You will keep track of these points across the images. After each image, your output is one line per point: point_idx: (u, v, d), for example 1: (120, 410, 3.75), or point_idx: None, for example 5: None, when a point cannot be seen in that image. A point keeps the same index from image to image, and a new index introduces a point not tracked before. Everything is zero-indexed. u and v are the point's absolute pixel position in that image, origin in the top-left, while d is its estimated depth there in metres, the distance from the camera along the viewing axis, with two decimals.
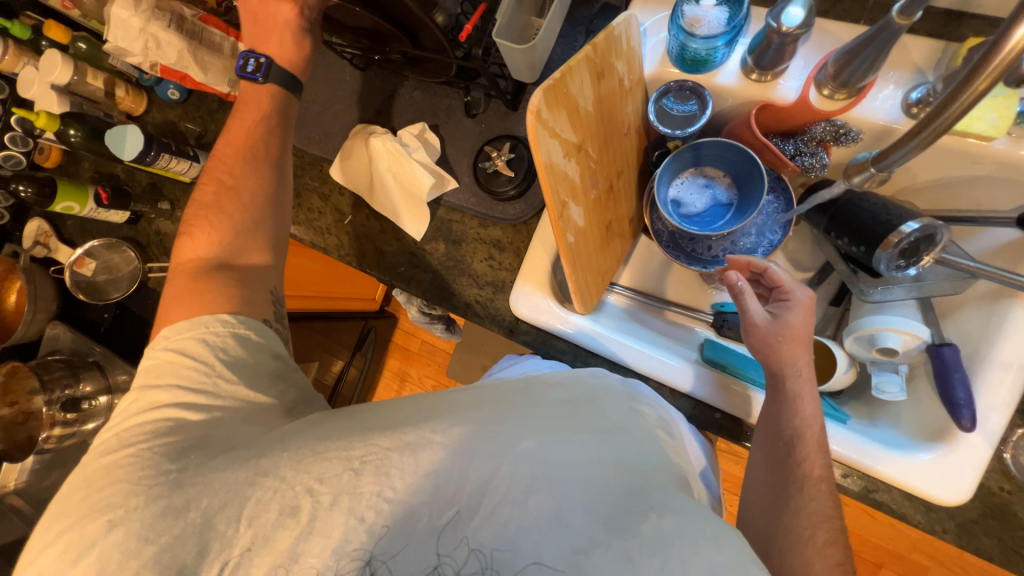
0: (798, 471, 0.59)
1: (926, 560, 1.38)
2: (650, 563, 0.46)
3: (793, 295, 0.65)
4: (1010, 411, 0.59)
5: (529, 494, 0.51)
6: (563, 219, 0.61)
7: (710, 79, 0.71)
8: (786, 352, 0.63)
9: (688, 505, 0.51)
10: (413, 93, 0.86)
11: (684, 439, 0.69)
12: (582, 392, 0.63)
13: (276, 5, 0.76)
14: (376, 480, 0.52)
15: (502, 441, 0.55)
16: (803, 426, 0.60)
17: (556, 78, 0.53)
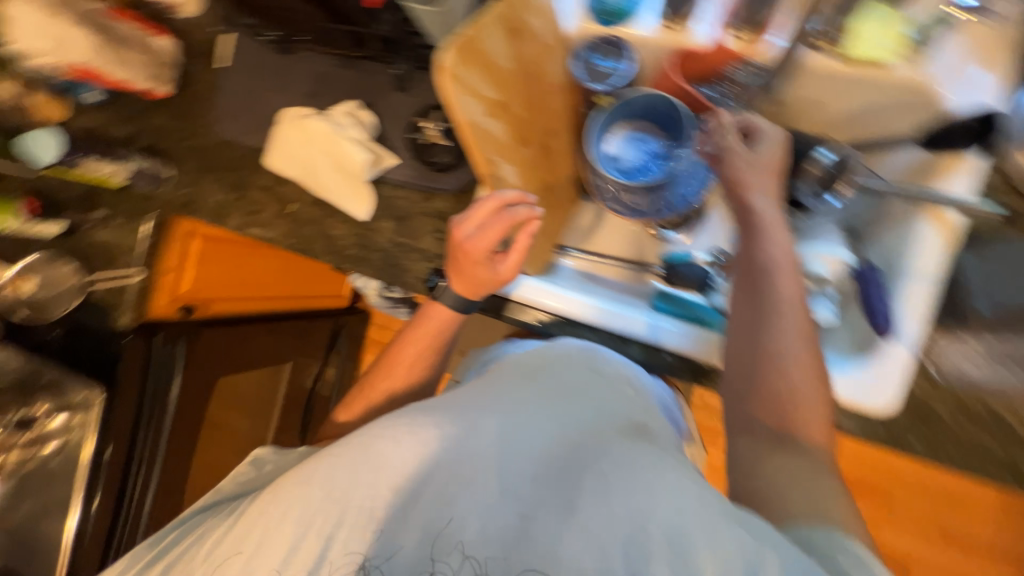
0: (771, 297, 0.61)
1: (891, 482, 1.47)
2: (592, 509, 0.49)
3: (765, 132, 0.68)
4: (926, 320, 0.62)
5: (476, 469, 0.53)
6: (492, 179, 0.65)
7: (629, 31, 0.73)
8: (754, 178, 0.65)
9: (630, 450, 0.54)
10: (344, 72, 0.85)
11: (641, 385, 0.74)
12: (534, 370, 0.67)
13: (481, 244, 0.66)
14: (323, 487, 0.52)
15: (454, 420, 0.56)
16: (776, 249, 0.63)
17: (467, 35, 0.55)
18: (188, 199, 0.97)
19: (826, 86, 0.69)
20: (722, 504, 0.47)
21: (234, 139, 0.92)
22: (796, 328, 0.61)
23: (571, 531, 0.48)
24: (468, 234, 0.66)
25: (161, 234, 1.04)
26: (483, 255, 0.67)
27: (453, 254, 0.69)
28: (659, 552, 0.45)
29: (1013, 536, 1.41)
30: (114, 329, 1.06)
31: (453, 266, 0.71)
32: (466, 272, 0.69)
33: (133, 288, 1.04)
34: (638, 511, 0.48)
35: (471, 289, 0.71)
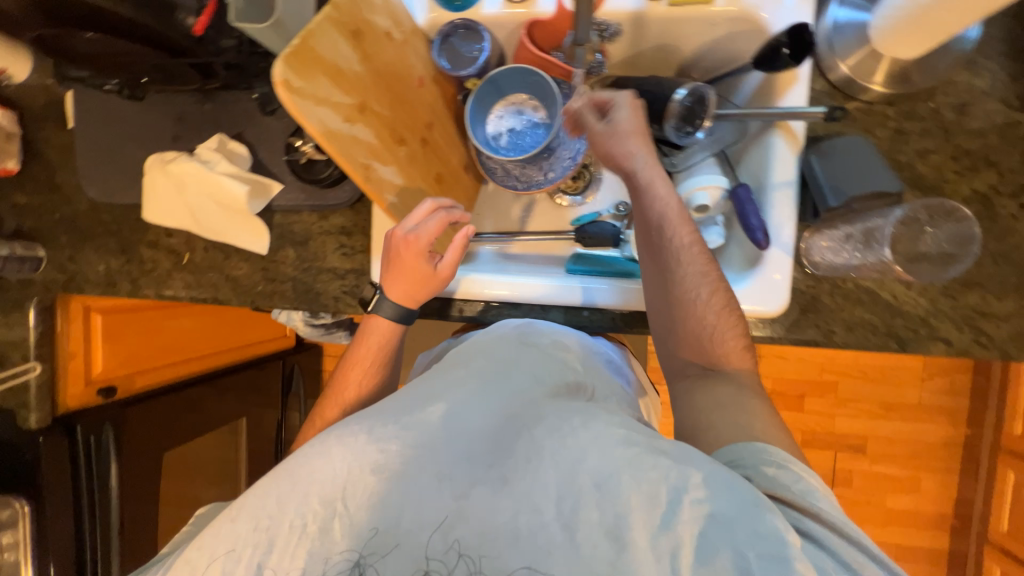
0: (670, 251, 0.67)
1: (833, 375, 1.61)
2: (525, 473, 0.51)
3: (619, 100, 0.71)
4: (795, 222, 0.68)
5: (409, 462, 0.52)
6: (372, 182, 0.64)
7: (478, 12, 0.75)
8: (624, 144, 0.69)
9: (558, 411, 0.57)
10: (203, 107, 0.81)
11: (582, 348, 0.76)
12: (465, 357, 0.68)
13: (418, 244, 0.68)
14: (251, 519, 0.52)
15: (384, 421, 0.56)
16: (662, 205, 0.68)
17: (295, 45, 0.53)
18: (70, 275, 0.90)
19: (669, 29, 0.74)
20: (645, 442, 0.51)
21: (104, 201, 0.86)
22: (697, 275, 0.66)
23: (506, 499, 0.50)
24: (420, 233, 0.67)
25: (48, 320, 0.95)
26: (428, 257, 0.69)
27: (391, 255, 0.69)
28: (588, 497, 0.48)
29: (940, 391, 1.58)
30: (23, 431, 0.95)
31: (391, 272, 0.70)
32: (406, 275, 0.69)
33: (34, 388, 0.95)
34: (567, 467, 0.50)
35: (411, 295, 0.71)
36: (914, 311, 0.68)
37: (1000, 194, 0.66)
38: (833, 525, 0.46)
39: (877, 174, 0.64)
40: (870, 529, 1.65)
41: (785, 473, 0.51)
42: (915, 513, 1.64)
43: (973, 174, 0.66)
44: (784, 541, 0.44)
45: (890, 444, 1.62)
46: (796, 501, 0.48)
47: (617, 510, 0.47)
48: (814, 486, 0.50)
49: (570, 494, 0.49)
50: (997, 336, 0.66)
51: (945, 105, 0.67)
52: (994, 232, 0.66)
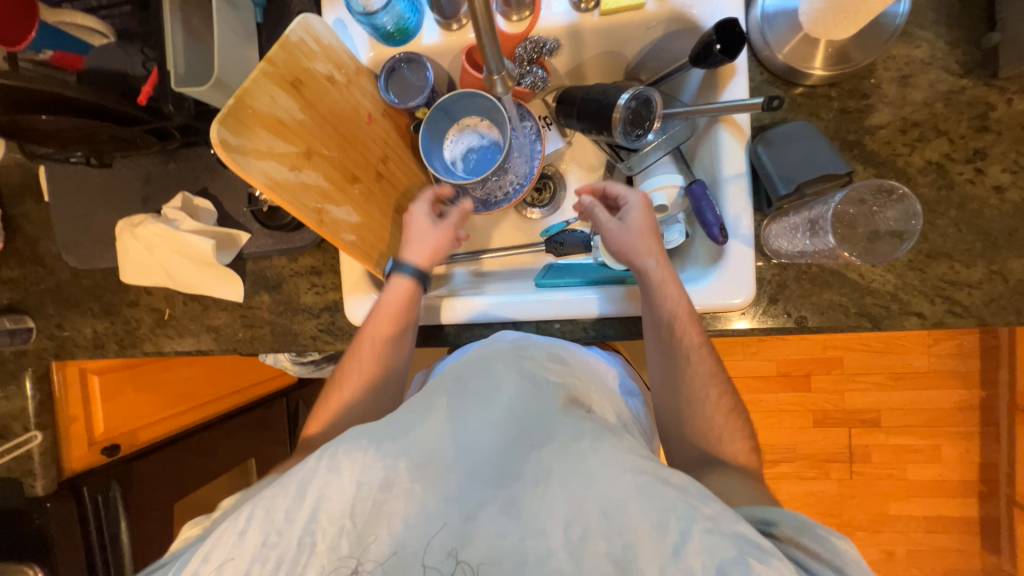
0: (680, 351, 0.68)
1: (839, 351, 1.57)
2: (534, 497, 0.49)
3: (630, 198, 0.73)
4: (751, 213, 0.68)
5: (416, 482, 0.51)
6: (328, 224, 0.67)
7: (418, 44, 0.76)
8: (639, 247, 0.70)
9: (565, 424, 0.54)
10: (167, 167, 0.83)
11: (577, 354, 0.74)
12: (471, 366, 0.63)
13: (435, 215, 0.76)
14: (261, 530, 0.49)
15: (390, 438, 0.53)
16: (674, 305, 0.67)
17: (231, 105, 0.56)
18: (60, 342, 0.92)
19: (608, 37, 0.75)
20: (653, 469, 0.49)
21: (82, 267, 0.88)
22: (704, 376, 0.68)
23: (514, 525, 0.48)
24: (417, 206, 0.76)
25: (45, 388, 0.97)
26: (428, 213, 0.76)
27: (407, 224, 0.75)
28: (595, 525, 0.47)
29: (948, 354, 1.53)
30: (32, 498, 0.97)
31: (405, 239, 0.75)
32: (418, 237, 0.74)
33: (38, 453, 0.96)
34: (576, 492, 0.48)
35: (434, 253, 0.74)
36: (883, 287, 0.67)
37: (955, 162, 0.65)
38: None
39: (825, 154, 0.64)
40: (895, 504, 1.59)
41: (802, 525, 0.50)
42: (942, 483, 1.58)
43: (924, 145, 0.66)
44: None
45: (904, 413, 1.57)
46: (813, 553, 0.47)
47: (625, 538, 0.46)
48: (842, 548, 0.48)
49: (577, 521, 0.47)
50: (971, 304, 0.65)
51: (887, 79, 0.67)
52: (953, 200, 0.65)
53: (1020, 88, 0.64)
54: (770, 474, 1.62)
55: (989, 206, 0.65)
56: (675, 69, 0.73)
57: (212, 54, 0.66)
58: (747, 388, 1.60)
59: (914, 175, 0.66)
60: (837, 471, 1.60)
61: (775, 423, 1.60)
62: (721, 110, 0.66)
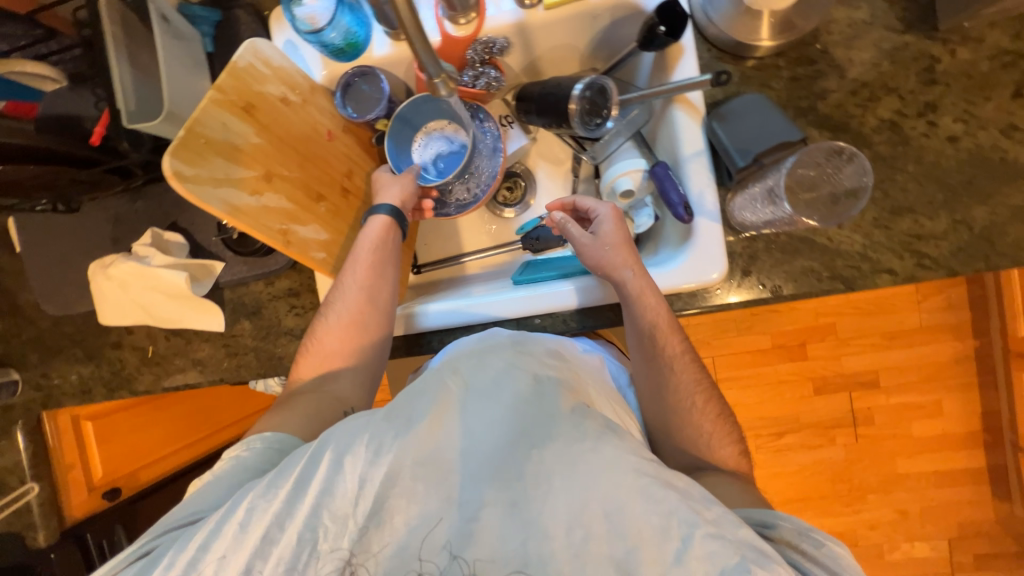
0: (663, 357, 0.70)
1: (831, 317, 1.58)
2: (536, 499, 0.49)
3: (600, 211, 0.73)
4: (715, 188, 0.69)
5: (416, 483, 0.50)
6: (295, 245, 0.68)
7: (370, 57, 0.77)
8: (614, 261, 0.69)
9: (568, 420, 0.52)
10: (135, 205, 0.83)
11: (577, 355, 0.69)
12: (465, 356, 0.58)
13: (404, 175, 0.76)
14: (266, 518, 0.49)
15: (390, 438, 0.51)
16: (654, 316, 0.67)
17: (181, 137, 0.57)
18: (45, 393, 0.91)
19: (558, 30, 0.76)
20: (656, 472, 0.48)
21: (61, 314, 0.88)
22: (688, 382, 0.70)
23: (517, 528, 0.48)
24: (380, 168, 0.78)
25: (38, 439, 0.95)
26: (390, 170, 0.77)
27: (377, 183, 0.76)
28: (597, 529, 0.46)
29: (939, 309, 1.54)
30: (35, 550, 0.96)
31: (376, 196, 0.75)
32: (388, 186, 0.75)
33: (37, 505, 0.96)
34: (579, 495, 0.48)
35: (408, 191, 0.75)
36: (852, 249, 0.68)
37: (907, 117, 0.66)
38: None
39: (779, 123, 0.65)
40: (904, 463, 1.59)
41: (802, 528, 0.52)
42: (947, 436, 1.58)
43: (875, 104, 0.67)
44: None
45: (902, 372, 1.58)
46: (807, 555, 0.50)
47: (626, 543, 0.46)
48: (838, 552, 0.50)
49: (580, 524, 0.47)
50: (940, 256, 0.66)
51: (833, 43, 0.68)
52: (910, 154, 0.66)
53: (962, 39, 0.66)
54: (777, 447, 1.61)
55: (946, 156, 0.66)
56: (626, 54, 0.74)
57: (162, 87, 0.67)
58: (745, 363, 1.61)
59: (869, 134, 0.67)
60: (842, 436, 1.60)
61: (776, 395, 1.61)
62: (673, 90, 0.67)
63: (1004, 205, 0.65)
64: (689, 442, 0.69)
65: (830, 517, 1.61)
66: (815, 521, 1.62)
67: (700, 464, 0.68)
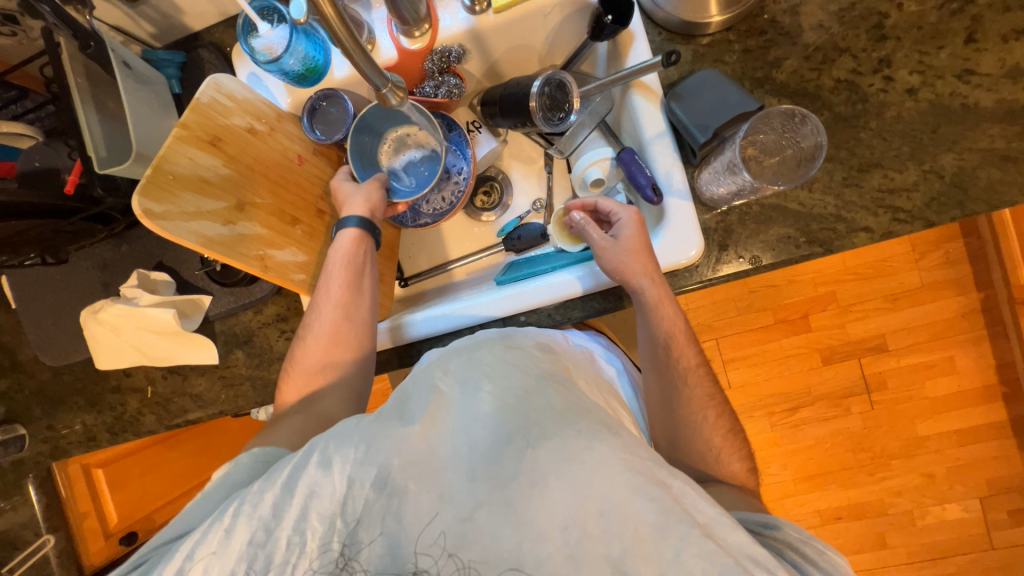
0: (675, 365, 0.69)
1: (829, 286, 1.57)
2: (530, 498, 0.47)
3: (621, 214, 0.71)
4: (681, 167, 0.69)
5: (410, 483, 0.50)
6: (273, 269, 0.70)
7: (332, 79, 0.78)
8: (634, 268, 0.66)
9: (562, 418, 0.51)
10: (121, 249, 0.85)
11: (569, 349, 0.69)
12: (459, 356, 0.58)
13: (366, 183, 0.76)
14: (253, 523, 0.50)
15: (382, 439, 0.51)
16: (671, 326, 0.68)
17: (149, 175, 0.58)
18: (52, 444, 0.92)
19: (512, 32, 0.77)
20: (649, 472, 0.46)
21: (60, 364, 0.89)
22: (701, 397, 0.68)
23: (510, 527, 0.46)
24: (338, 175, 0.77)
25: (50, 490, 0.96)
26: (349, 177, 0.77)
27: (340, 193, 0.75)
28: (594, 527, 0.45)
29: (937, 265, 1.53)
30: None
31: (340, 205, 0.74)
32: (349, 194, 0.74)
33: (54, 555, 0.97)
34: (573, 494, 0.46)
35: (374, 198, 0.74)
36: (825, 211, 0.67)
37: (863, 75, 0.67)
38: None
39: (735, 96, 0.65)
40: (923, 425, 1.56)
41: (800, 533, 0.51)
42: (963, 393, 1.55)
43: (830, 66, 0.67)
44: None
45: (909, 333, 1.56)
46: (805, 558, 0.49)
47: (622, 542, 0.44)
48: (836, 563, 0.50)
49: (575, 524, 0.45)
50: (914, 208, 0.66)
51: (780, 12, 0.68)
52: (871, 110, 0.67)
53: None
54: (792, 423, 1.59)
55: (907, 109, 0.66)
56: (581, 47, 0.75)
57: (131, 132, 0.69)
58: (749, 342, 1.59)
59: (828, 97, 0.67)
60: (857, 405, 1.58)
61: (784, 370, 1.59)
62: (628, 76, 0.67)
63: (972, 150, 0.64)
64: (686, 422, 0.68)
65: (855, 489, 1.58)
66: (841, 494, 1.58)
67: (699, 443, 0.67)
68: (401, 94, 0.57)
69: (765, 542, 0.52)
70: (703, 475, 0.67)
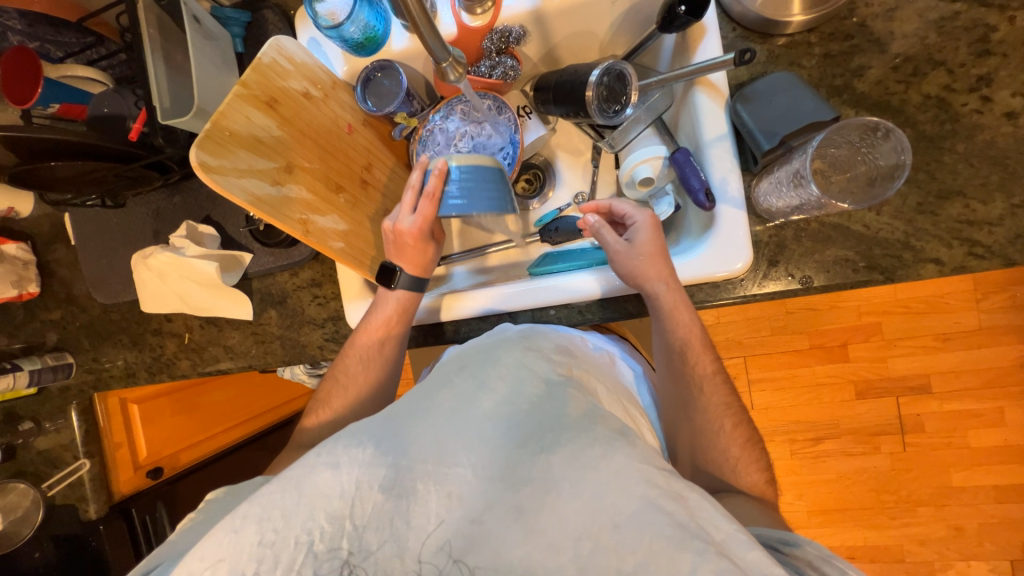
0: (691, 376, 0.68)
1: (876, 316, 1.48)
2: (542, 506, 0.45)
3: (637, 218, 0.69)
4: (739, 173, 0.65)
5: (418, 481, 0.47)
6: (314, 234, 0.70)
7: (389, 52, 0.78)
8: (649, 272, 0.65)
9: (577, 424, 0.50)
10: (174, 200, 0.88)
11: (587, 352, 0.67)
12: (475, 356, 0.59)
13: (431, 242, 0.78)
14: (258, 525, 0.45)
15: (391, 435, 0.50)
16: (686, 333, 0.66)
17: (207, 129, 0.59)
18: (96, 375, 0.98)
19: (575, 17, 0.75)
20: (665, 482, 0.45)
21: (110, 302, 0.94)
22: (718, 405, 0.67)
23: (521, 535, 0.44)
24: (403, 222, 0.72)
25: (89, 418, 1.03)
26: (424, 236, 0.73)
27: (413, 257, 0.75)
28: (607, 541, 0.42)
29: (1002, 308, 1.42)
30: (87, 521, 1.03)
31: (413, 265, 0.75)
32: (419, 256, 0.75)
33: (89, 480, 1.02)
34: (585, 504, 0.44)
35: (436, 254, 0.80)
36: (892, 237, 0.63)
37: (958, 93, 0.61)
38: None
39: (808, 103, 0.61)
40: (959, 475, 1.46)
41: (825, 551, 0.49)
42: (1008, 448, 1.45)
43: (920, 79, 0.62)
44: None
45: (957, 377, 1.46)
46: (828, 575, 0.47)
47: (636, 557, 0.41)
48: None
49: (588, 536, 0.43)
50: (994, 244, 0.60)
51: (871, 16, 0.63)
52: (960, 132, 0.61)
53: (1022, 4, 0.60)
54: (815, 453, 1.53)
55: (1003, 134, 0.60)
56: (646, 37, 0.72)
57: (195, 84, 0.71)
58: (781, 365, 1.53)
59: (913, 113, 0.62)
60: (888, 444, 1.50)
61: (814, 399, 1.52)
62: (694, 72, 0.64)
63: None
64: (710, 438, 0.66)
65: (873, 530, 1.51)
66: (858, 534, 1.51)
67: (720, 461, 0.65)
68: (459, 71, 0.56)
69: (785, 559, 0.49)
70: (718, 493, 0.65)
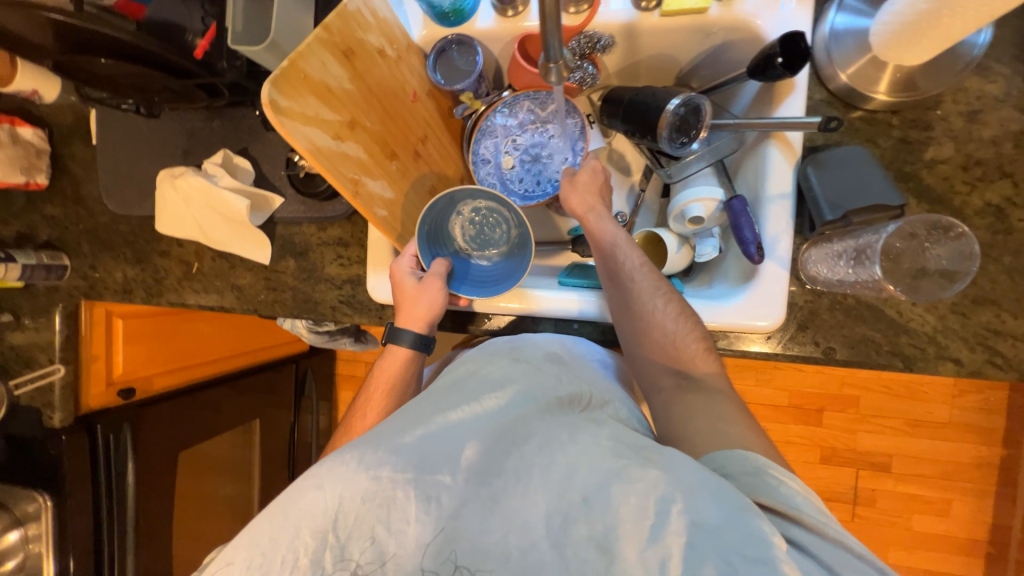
0: (639, 304, 0.64)
1: (856, 390, 1.52)
2: (513, 493, 0.46)
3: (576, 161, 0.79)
4: (791, 233, 0.66)
5: (396, 490, 0.46)
6: (362, 197, 0.68)
7: (471, 27, 0.74)
8: (578, 184, 0.74)
9: (540, 420, 0.51)
10: (212, 124, 0.84)
11: (576, 353, 0.67)
12: (463, 373, 0.59)
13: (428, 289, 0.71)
14: (246, 552, 0.45)
15: (374, 446, 0.48)
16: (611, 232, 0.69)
17: (285, 67, 0.57)
18: (90, 283, 0.95)
19: (664, 40, 0.74)
20: (629, 453, 0.47)
21: (121, 212, 0.91)
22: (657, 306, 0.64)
23: (496, 524, 0.45)
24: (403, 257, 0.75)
25: (72, 325, 0.99)
26: (413, 272, 0.73)
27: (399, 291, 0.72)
28: (576, 512, 0.44)
29: (974, 408, 1.47)
30: (49, 429, 1.00)
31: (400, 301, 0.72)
32: (406, 294, 0.72)
33: (59, 386, 0.99)
34: (553, 483, 0.46)
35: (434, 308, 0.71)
36: (920, 328, 0.64)
37: (1016, 207, 0.62)
38: (816, 529, 0.43)
39: (878, 182, 0.62)
40: (897, 553, 1.54)
41: (791, 488, 0.47)
42: (950, 538, 1.51)
43: (985, 185, 0.63)
44: (770, 545, 0.40)
45: (919, 464, 1.51)
46: (779, 508, 0.45)
47: (607, 522, 0.43)
48: (793, 489, 0.47)
49: (558, 512, 0.45)
50: (1014, 357, 0.62)
51: (954, 113, 0.64)
52: (1009, 245, 0.62)
53: None
54: None
55: None
56: (730, 77, 0.71)
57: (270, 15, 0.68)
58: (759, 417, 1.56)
59: (971, 216, 0.63)
60: (840, 512, 1.55)
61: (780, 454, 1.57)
62: (774, 126, 0.63)
63: None
64: None
65: None
66: None
67: None
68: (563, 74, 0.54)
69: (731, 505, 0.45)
70: None
